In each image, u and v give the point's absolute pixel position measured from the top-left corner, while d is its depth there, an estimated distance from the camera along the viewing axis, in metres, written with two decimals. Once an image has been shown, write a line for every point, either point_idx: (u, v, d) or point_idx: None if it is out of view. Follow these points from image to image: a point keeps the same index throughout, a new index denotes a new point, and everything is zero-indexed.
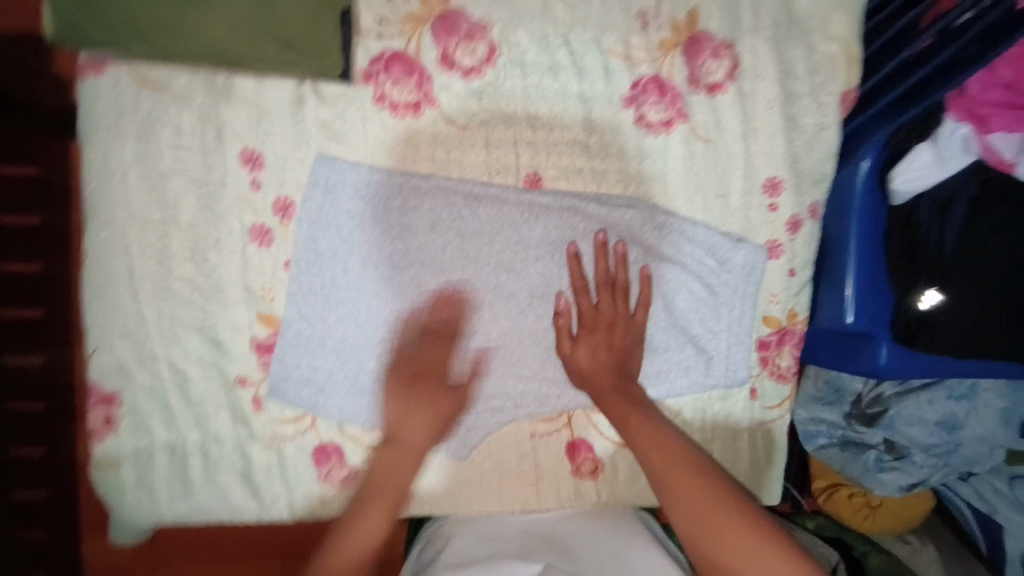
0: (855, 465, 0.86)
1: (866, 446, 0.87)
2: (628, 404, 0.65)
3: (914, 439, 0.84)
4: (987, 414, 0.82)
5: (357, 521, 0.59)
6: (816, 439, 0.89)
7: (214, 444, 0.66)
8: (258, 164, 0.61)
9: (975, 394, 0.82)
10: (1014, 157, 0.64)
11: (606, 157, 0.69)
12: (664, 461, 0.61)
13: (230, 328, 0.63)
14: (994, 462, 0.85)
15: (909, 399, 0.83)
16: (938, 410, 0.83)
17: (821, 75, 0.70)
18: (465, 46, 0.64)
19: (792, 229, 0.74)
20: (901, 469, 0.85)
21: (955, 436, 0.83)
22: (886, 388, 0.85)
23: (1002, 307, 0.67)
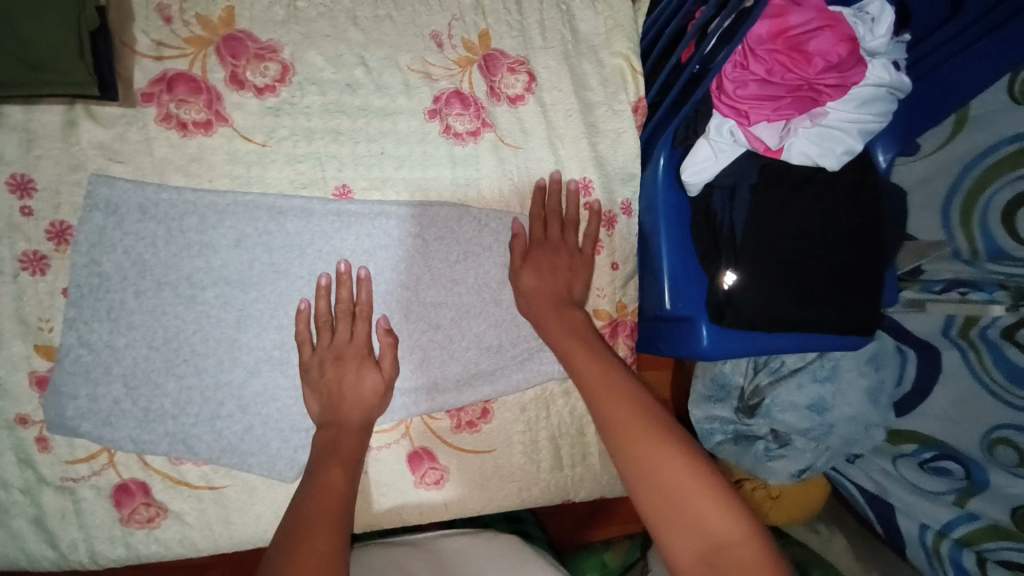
0: (748, 456, 0.98)
1: (755, 438, 0.99)
2: (575, 336, 0.65)
3: (789, 424, 0.96)
4: (851, 393, 0.93)
5: (311, 479, 0.56)
6: (713, 436, 1.02)
7: (0, 490, 0.60)
8: (30, 192, 0.59)
9: (836, 375, 0.93)
10: (778, 145, 0.70)
11: (417, 167, 0.71)
12: (617, 398, 0.57)
13: (4, 364, 0.59)
14: (872, 440, 0.96)
15: (779, 387, 0.96)
16: (807, 395, 0.95)
17: (611, 86, 0.77)
18: (256, 66, 0.65)
19: (608, 225, 0.79)
20: (787, 455, 0.97)
21: (826, 418, 0.94)
22: (761, 379, 0.98)
23: (808, 275, 0.75)
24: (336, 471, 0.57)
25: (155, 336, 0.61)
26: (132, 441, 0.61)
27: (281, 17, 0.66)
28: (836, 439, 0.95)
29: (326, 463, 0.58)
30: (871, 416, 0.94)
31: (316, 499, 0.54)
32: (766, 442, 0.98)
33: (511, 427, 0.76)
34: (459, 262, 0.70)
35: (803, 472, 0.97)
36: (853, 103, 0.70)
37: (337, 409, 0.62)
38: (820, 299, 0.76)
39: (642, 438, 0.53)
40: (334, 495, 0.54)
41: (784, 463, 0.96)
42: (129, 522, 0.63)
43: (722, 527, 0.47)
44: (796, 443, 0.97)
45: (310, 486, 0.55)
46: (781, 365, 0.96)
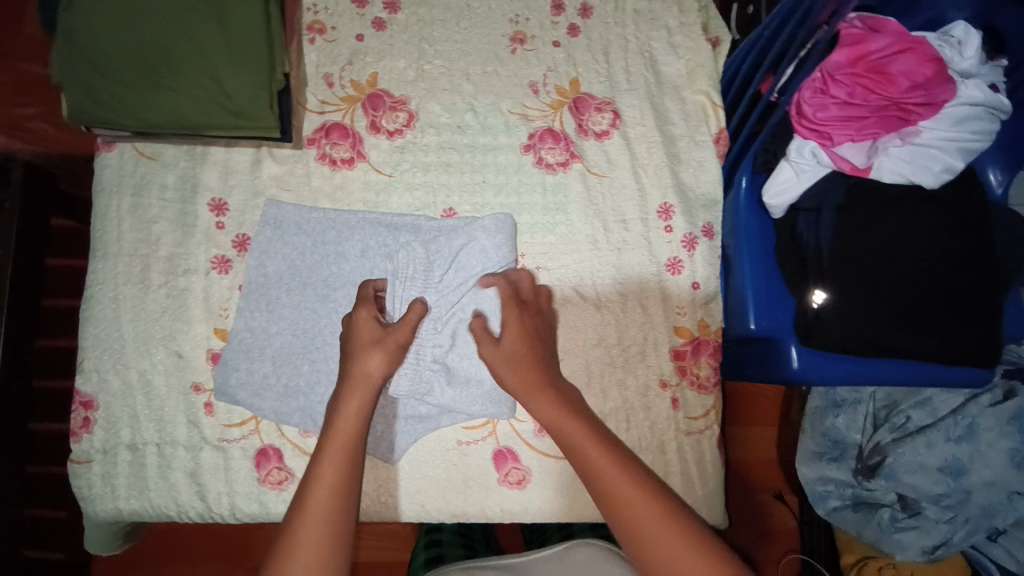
0: (870, 524, 0.98)
1: (878, 505, 0.99)
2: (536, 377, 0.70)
3: (918, 486, 0.94)
4: (991, 455, 0.92)
5: (312, 472, 0.63)
6: (828, 501, 1.03)
7: (168, 446, 0.74)
8: (223, 210, 0.77)
9: (974, 435, 0.93)
10: (867, 164, 0.73)
11: (514, 194, 0.81)
12: (623, 486, 0.64)
13: (190, 341, 0.75)
14: (1015, 511, 0.92)
15: (904, 444, 0.96)
16: (938, 456, 0.94)
17: (693, 120, 0.84)
18: (390, 115, 0.81)
19: (689, 247, 0.82)
20: (917, 526, 0.95)
21: (962, 482, 0.93)
22: (881, 437, 1.00)
23: (915, 301, 0.72)
24: (330, 464, 0.63)
25: (297, 325, 0.75)
26: (274, 411, 0.74)
27: (411, 77, 0.82)
28: (974, 509, 0.93)
29: (320, 455, 0.64)
30: (1013, 483, 0.92)
31: (318, 502, 0.61)
32: (892, 510, 0.98)
33: None
34: (535, 268, 0.81)
35: (936, 549, 0.94)
36: (948, 121, 0.71)
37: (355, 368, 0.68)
38: (929, 335, 0.72)
39: (645, 522, 0.62)
40: (326, 494, 0.62)
41: (914, 535, 0.94)
42: (264, 482, 0.74)
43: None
44: (927, 514, 0.94)
45: (309, 480, 0.62)
46: (905, 422, 0.98)
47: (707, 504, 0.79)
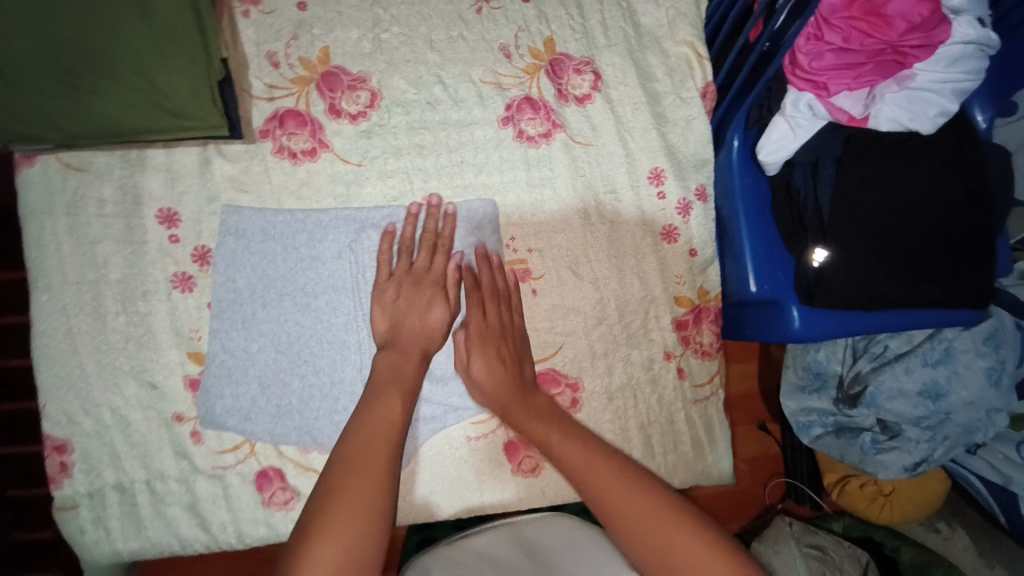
0: (853, 449, 1.02)
1: (860, 430, 1.02)
2: (537, 418, 0.66)
3: (899, 411, 0.97)
4: (968, 376, 0.95)
5: (376, 406, 0.60)
6: (811, 429, 1.06)
7: (159, 481, 0.69)
8: (175, 222, 0.68)
9: (951, 358, 0.95)
10: (864, 114, 0.70)
11: (497, 173, 0.75)
12: (608, 497, 0.59)
13: (163, 369, 0.68)
14: (995, 427, 0.97)
15: (885, 372, 0.98)
16: (917, 381, 0.97)
17: (677, 75, 0.79)
18: (350, 96, 0.72)
19: (683, 212, 0.78)
20: (897, 447, 0.99)
21: (941, 404, 0.96)
22: (862, 368, 1.02)
23: (903, 240, 0.72)
24: (399, 405, 0.61)
25: (279, 341, 0.69)
26: (268, 433, 0.69)
27: (368, 49, 0.73)
28: (954, 427, 0.97)
29: (384, 395, 0.61)
30: (992, 400, 0.95)
31: (377, 431, 0.58)
32: (873, 434, 1.01)
33: (600, 416, 0.76)
34: (527, 252, 0.75)
35: (917, 466, 0.99)
36: (943, 63, 0.67)
37: (398, 336, 0.66)
38: (914, 270, 0.72)
39: (634, 522, 0.57)
40: (388, 426, 0.58)
41: (894, 455, 0.99)
42: (269, 504, 0.70)
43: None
44: (907, 435, 0.99)
45: (374, 406, 0.60)
46: (884, 351, 1.00)
47: (716, 467, 0.80)
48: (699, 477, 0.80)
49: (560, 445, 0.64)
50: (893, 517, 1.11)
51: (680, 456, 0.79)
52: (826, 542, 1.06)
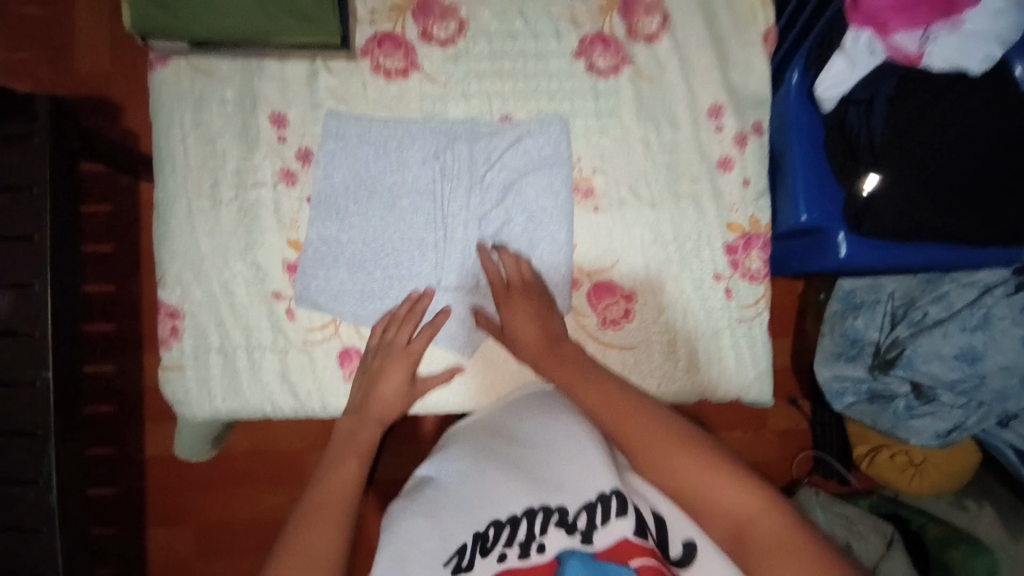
0: (887, 413, 1.06)
1: (894, 397, 1.06)
2: (565, 365, 0.70)
3: (935, 374, 1.01)
4: (1004, 342, 0.98)
5: (332, 467, 0.68)
6: (844, 398, 1.10)
7: (258, 351, 0.78)
8: (284, 124, 0.77)
9: (989, 324, 0.98)
10: (919, 51, 0.74)
11: (569, 100, 0.82)
12: (631, 421, 0.61)
13: (267, 254, 0.77)
14: None
15: (922, 337, 1.01)
16: (954, 344, 1.00)
17: (742, 15, 0.84)
18: (441, 23, 0.80)
19: (739, 143, 0.84)
20: (932, 411, 1.03)
21: (977, 367, 0.99)
22: (900, 332, 1.05)
23: (950, 185, 0.76)
24: (352, 464, 0.69)
25: (367, 234, 0.77)
26: (353, 315, 0.78)
27: None
28: (988, 391, 1.00)
29: (342, 456, 0.70)
30: None
31: (329, 492, 0.65)
32: (908, 400, 1.05)
33: (651, 326, 0.83)
34: (591, 172, 0.82)
35: (949, 433, 1.03)
36: (991, 9, 0.72)
37: (364, 405, 0.74)
38: (961, 212, 0.76)
39: (652, 442, 0.59)
40: (344, 483, 0.66)
41: (928, 420, 1.04)
42: (350, 380, 0.79)
43: (749, 509, 0.53)
44: (942, 399, 1.03)
45: (329, 471, 0.67)
46: (923, 317, 1.03)
47: (758, 387, 0.85)
48: (739, 392, 0.85)
49: (593, 378, 0.67)
50: (922, 488, 1.14)
51: (724, 372, 0.84)
52: (853, 513, 1.13)
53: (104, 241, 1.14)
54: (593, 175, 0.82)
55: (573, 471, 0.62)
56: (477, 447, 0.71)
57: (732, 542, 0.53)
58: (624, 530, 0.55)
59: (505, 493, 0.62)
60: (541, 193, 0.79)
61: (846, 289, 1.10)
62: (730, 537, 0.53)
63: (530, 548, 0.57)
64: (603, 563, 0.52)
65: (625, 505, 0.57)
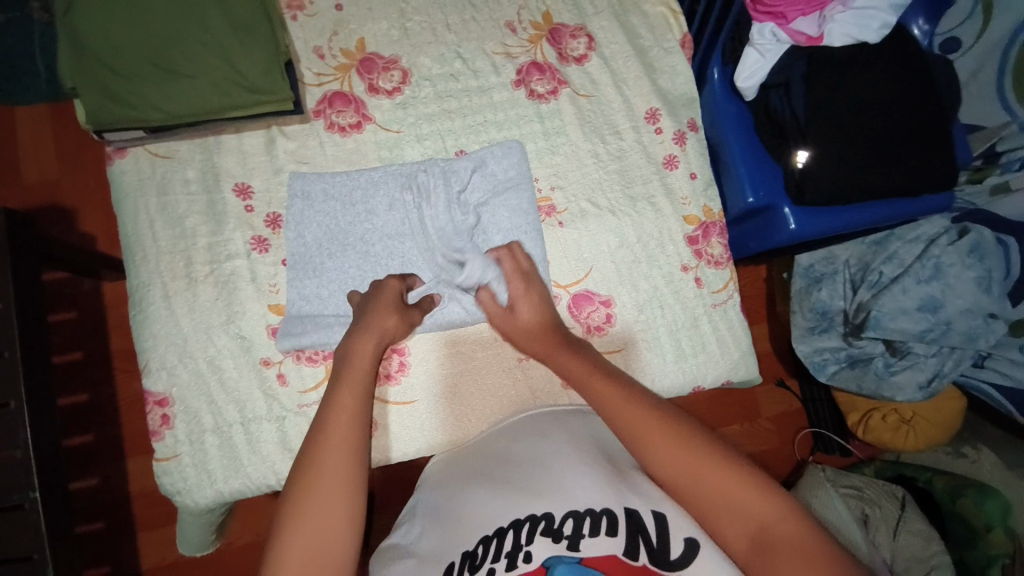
0: (869, 375, 1.11)
1: (872, 357, 1.11)
2: (577, 364, 0.69)
3: (904, 329, 1.05)
4: (960, 286, 1.02)
5: (330, 402, 0.62)
6: (828, 367, 1.15)
7: (254, 422, 0.77)
8: (249, 194, 0.80)
9: (941, 273, 1.03)
10: (819, 32, 0.84)
11: (517, 127, 0.87)
12: (645, 422, 0.60)
13: (250, 321, 0.78)
14: (993, 332, 1.03)
15: (884, 295, 1.06)
16: (915, 298, 1.05)
17: (658, 30, 0.93)
18: (385, 75, 0.85)
19: (680, 143, 0.90)
20: (910, 365, 1.08)
21: (940, 315, 1.04)
22: (863, 296, 1.11)
23: (870, 149, 0.83)
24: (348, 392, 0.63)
25: (347, 284, 0.79)
26: None
27: (396, 37, 0.86)
28: (956, 335, 1.04)
29: (338, 383, 0.64)
30: (988, 305, 1.02)
31: (326, 440, 0.58)
32: (885, 358, 1.10)
33: (634, 326, 0.86)
34: (550, 189, 0.86)
35: (930, 382, 1.07)
36: None
37: (360, 330, 0.69)
38: (886, 170, 0.83)
39: (670, 442, 0.58)
40: (350, 417, 0.61)
41: (908, 374, 1.08)
42: None
43: (767, 510, 0.53)
44: (916, 351, 1.07)
45: (330, 411, 0.61)
46: (880, 277, 1.09)
47: (745, 366, 0.88)
48: (729, 374, 0.88)
49: (599, 385, 0.66)
50: (919, 442, 1.17)
51: (711, 356, 0.87)
52: (860, 482, 1.16)
53: (71, 348, 1.11)
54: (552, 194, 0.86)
55: (557, 486, 0.61)
56: (468, 474, 0.70)
57: (750, 544, 0.52)
58: (612, 549, 0.54)
59: (492, 510, 0.61)
60: (508, 217, 0.83)
61: (805, 265, 1.17)
62: (748, 542, 0.52)
63: (517, 558, 0.55)
64: (589, 568, 0.53)
65: (615, 526, 0.56)
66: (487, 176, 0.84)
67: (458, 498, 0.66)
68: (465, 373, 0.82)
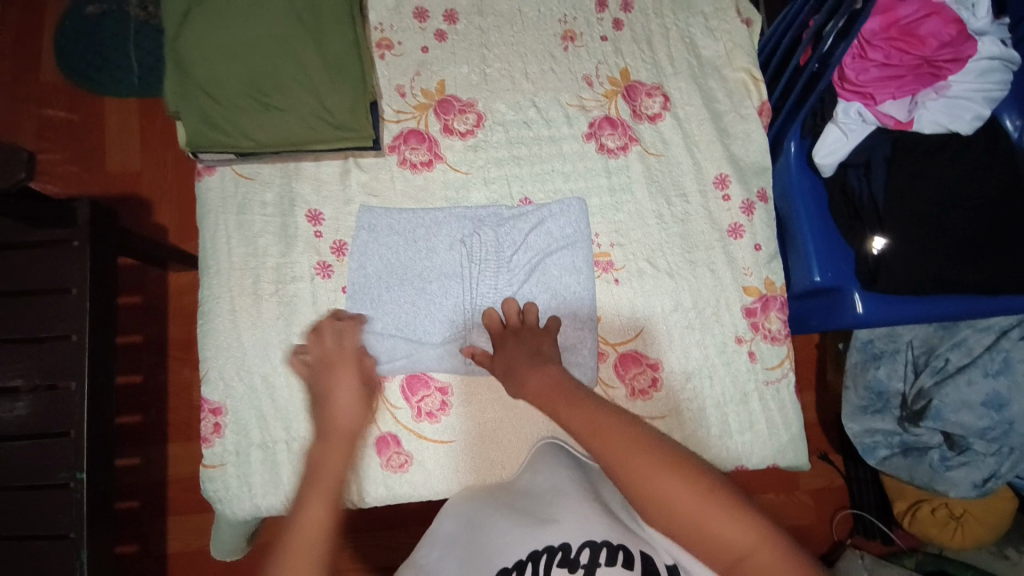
0: (922, 467, 1.04)
1: (927, 448, 1.05)
2: (554, 397, 0.64)
3: (966, 424, 0.99)
4: None
5: (298, 511, 0.55)
6: (877, 451, 1.08)
7: (296, 442, 0.78)
8: (319, 220, 0.82)
9: (1009, 369, 0.98)
10: (908, 117, 0.81)
11: (585, 179, 0.87)
12: (612, 435, 0.56)
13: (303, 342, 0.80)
14: None
15: (947, 385, 1.01)
16: (980, 391, 0.99)
17: (735, 96, 0.92)
18: (460, 117, 0.87)
19: (748, 212, 0.88)
20: (967, 462, 1.01)
21: (1005, 413, 0.98)
22: (925, 382, 1.05)
23: (952, 237, 0.79)
24: (316, 508, 0.56)
25: (400, 319, 0.80)
26: (390, 397, 0.80)
27: (475, 81, 0.88)
28: (1019, 437, 0.98)
29: (303, 501, 0.56)
30: None
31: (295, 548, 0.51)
32: (941, 451, 1.04)
33: (680, 393, 0.84)
34: (610, 246, 0.86)
35: (987, 482, 1.00)
36: (973, 75, 0.79)
37: (329, 430, 0.67)
38: (966, 257, 0.79)
39: (637, 456, 0.54)
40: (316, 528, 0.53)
41: (965, 471, 1.01)
42: (387, 466, 0.79)
43: (745, 539, 0.48)
44: (975, 448, 1.01)
45: (294, 523, 0.54)
46: (945, 364, 1.03)
47: (794, 449, 0.84)
48: (776, 456, 0.84)
49: (573, 414, 0.60)
50: (965, 541, 1.10)
51: (757, 435, 0.84)
52: None
53: (130, 333, 1.17)
54: (611, 251, 0.86)
55: (577, 518, 0.59)
56: (492, 505, 0.70)
57: (727, 572, 0.49)
58: None
59: (517, 540, 0.59)
60: (563, 269, 0.83)
61: (864, 339, 1.11)
62: (727, 567, 0.49)
63: None
64: None
65: (630, 560, 0.53)
66: (548, 226, 0.84)
67: (489, 524, 0.65)
68: (504, 420, 0.81)
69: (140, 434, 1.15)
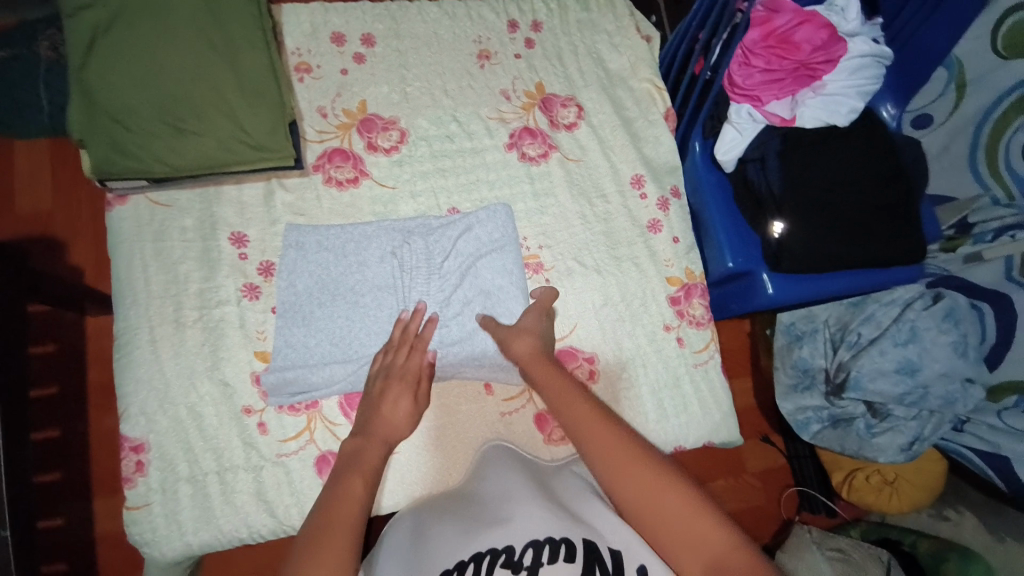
0: (851, 436, 1.11)
1: (854, 418, 1.11)
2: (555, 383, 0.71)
3: (883, 392, 1.05)
4: (937, 350, 1.03)
5: (340, 489, 0.63)
6: (810, 427, 1.15)
7: (229, 472, 0.76)
8: (245, 242, 0.82)
9: (917, 336, 1.04)
10: (791, 114, 0.90)
11: (511, 186, 0.91)
12: (605, 441, 0.62)
13: (236, 368, 0.78)
14: (972, 397, 1.02)
15: (862, 357, 1.07)
16: (892, 359, 1.05)
17: (642, 103, 0.99)
18: (384, 134, 0.89)
19: (663, 207, 0.95)
20: (891, 427, 1.08)
21: (918, 378, 1.04)
22: (843, 356, 1.12)
23: (841, 220, 0.88)
24: (357, 485, 0.64)
25: (334, 335, 0.79)
26: (330, 416, 0.79)
27: (396, 99, 0.91)
28: (934, 400, 1.04)
29: (344, 478, 0.65)
30: (966, 370, 1.02)
31: (340, 513, 0.60)
32: (866, 419, 1.10)
33: (617, 383, 0.87)
34: (538, 248, 0.89)
35: (911, 446, 1.07)
36: (846, 73, 0.89)
37: (372, 427, 0.71)
38: (857, 238, 0.88)
39: (624, 459, 0.60)
40: (352, 504, 0.62)
41: (889, 437, 1.07)
42: None
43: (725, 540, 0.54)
44: (897, 413, 1.07)
45: (334, 498, 0.62)
46: (858, 338, 1.10)
47: (725, 427, 0.89)
48: (710, 435, 0.89)
49: (571, 405, 0.67)
50: (902, 504, 1.16)
51: (692, 417, 0.88)
52: (846, 545, 1.12)
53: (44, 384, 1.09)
54: (541, 254, 0.89)
55: (518, 518, 0.60)
56: (437, 512, 0.69)
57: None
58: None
59: (459, 537, 0.59)
60: (494, 272, 0.84)
61: (787, 323, 1.19)
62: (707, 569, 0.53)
63: None
64: None
65: (573, 553, 0.55)
66: (476, 231, 0.86)
67: (433, 527, 0.64)
68: (448, 426, 0.82)
69: (60, 494, 1.06)
